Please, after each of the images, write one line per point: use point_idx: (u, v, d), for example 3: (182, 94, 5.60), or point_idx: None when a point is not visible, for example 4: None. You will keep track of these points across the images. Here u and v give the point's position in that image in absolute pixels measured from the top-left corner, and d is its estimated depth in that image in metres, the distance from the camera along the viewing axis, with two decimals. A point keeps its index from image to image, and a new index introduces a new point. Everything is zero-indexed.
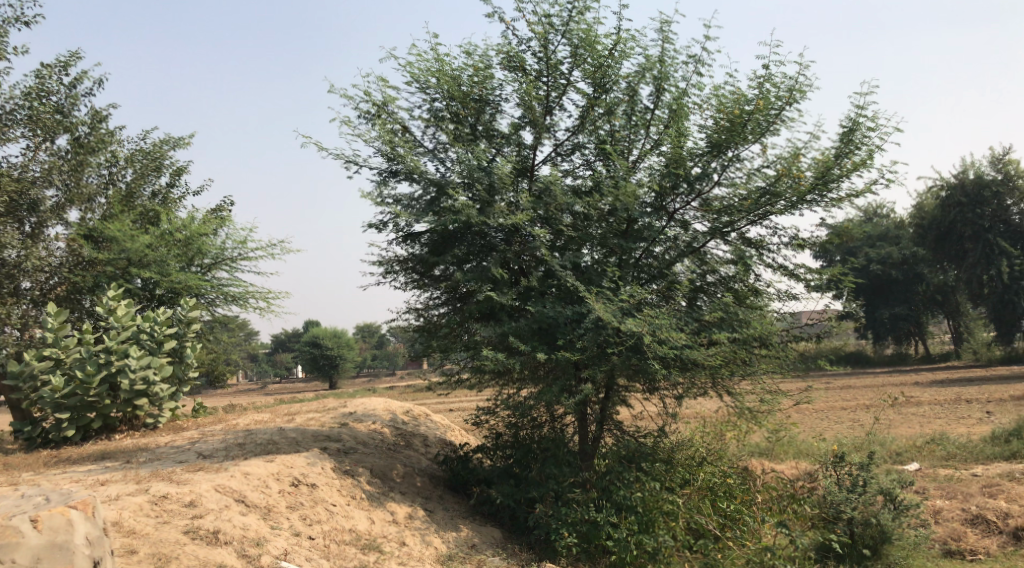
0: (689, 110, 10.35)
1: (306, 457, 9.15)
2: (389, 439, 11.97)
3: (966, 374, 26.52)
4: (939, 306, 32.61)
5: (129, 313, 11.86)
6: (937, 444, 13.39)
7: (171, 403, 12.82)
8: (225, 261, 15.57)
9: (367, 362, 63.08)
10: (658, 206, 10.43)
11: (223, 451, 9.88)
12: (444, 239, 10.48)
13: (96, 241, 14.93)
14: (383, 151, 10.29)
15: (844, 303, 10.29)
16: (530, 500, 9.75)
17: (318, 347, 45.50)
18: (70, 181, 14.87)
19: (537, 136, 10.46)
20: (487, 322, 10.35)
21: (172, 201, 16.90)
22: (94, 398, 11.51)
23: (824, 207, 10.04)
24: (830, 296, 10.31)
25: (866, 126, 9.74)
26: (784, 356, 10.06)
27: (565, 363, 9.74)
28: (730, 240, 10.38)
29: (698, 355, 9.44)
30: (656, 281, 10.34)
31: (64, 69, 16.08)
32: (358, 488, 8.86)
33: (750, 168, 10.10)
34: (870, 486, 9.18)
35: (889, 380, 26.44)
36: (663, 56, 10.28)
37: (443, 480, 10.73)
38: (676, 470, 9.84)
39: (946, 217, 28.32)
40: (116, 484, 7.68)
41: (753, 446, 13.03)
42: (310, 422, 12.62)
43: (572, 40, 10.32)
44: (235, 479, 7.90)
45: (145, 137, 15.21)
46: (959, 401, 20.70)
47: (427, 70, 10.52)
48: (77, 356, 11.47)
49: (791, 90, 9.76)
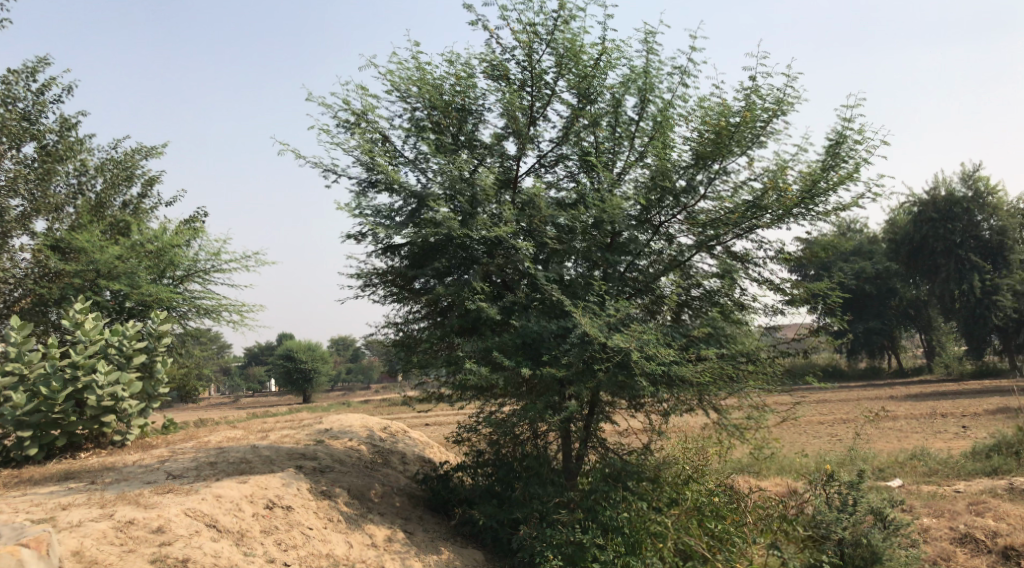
0: (674, 121, 10.22)
1: (281, 477, 8.78)
2: (366, 456, 11.61)
3: (942, 388, 26.68)
4: (912, 320, 32.92)
5: (98, 327, 11.43)
6: (919, 460, 13.29)
7: (140, 420, 12.37)
8: (198, 273, 15.14)
9: (341, 375, 62.34)
10: (642, 219, 10.24)
11: (193, 470, 9.47)
12: (425, 251, 10.21)
13: (64, 252, 14.48)
14: (362, 161, 10.01)
15: (819, 317, 10.21)
16: (513, 521, 9.47)
17: (292, 360, 44.78)
18: (36, 191, 14.37)
19: (520, 147, 10.26)
20: (469, 336, 10.06)
21: (144, 211, 16.48)
22: (59, 415, 11.07)
23: (810, 221, 9.93)
24: (805, 311, 10.23)
25: (853, 139, 9.67)
26: (772, 372, 9.89)
27: (549, 379, 9.51)
28: (716, 253, 10.22)
29: (687, 372, 9.25)
30: (641, 295, 10.18)
31: (32, 75, 15.64)
32: (335, 511, 8.52)
33: (737, 181, 9.98)
34: (860, 505, 9.19)
35: (865, 395, 26.52)
36: (649, 67, 10.15)
37: (423, 500, 10.40)
38: (663, 489, 9.67)
39: (918, 232, 28.56)
40: (79, 509, 7.26)
41: (735, 462, 12.86)
42: (284, 439, 12.23)
43: (556, 50, 10.14)
44: (207, 503, 7.49)
45: (117, 146, 16.17)
46: (935, 415, 20.77)
47: (408, 78, 10.29)
48: (41, 372, 11.00)
49: (777, 102, 9.66)
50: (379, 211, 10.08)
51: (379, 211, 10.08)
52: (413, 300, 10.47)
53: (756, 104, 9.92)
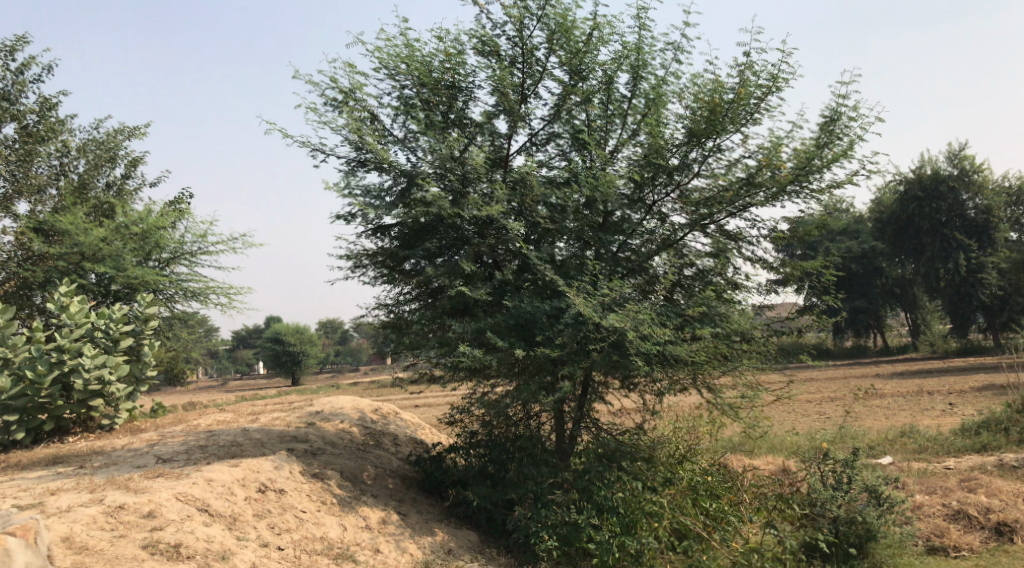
0: (667, 99, 10.09)
1: (273, 460, 8.67)
2: (358, 438, 11.53)
3: (928, 366, 26.91)
4: (898, 299, 33.11)
5: (84, 310, 11.23)
6: (909, 437, 13.35)
7: (128, 404, 12.23)
8: (185, 255, 14.92)
9: (330, 357, 62.19)
10: (635, 198, 10.16)
11: (184, 454, 9.37)
12: (416, 232, 10.06)
13: (47, 235, 14.25)
14: (350, 140, 9.83)
15: (805, 296, 10.18)
16: (508, 502, 9.44)
17: (280, 343, 44.58)
18: (17, 173, 14.11)
19: (511, 125, 10.12)
20: (460, 317, 9.94)
21: (128, 193, 16.21)
22: (46, 399, 10.93)
23: (804, 199, 9.83)
24: (792, 290, 10.16)
25: (848, 116, 9.56)
26: (765, 351, 9.86)
27: (543, 360, 9.39)
28: (709, 232, 10.12)
29: (682, 351, 9.20)
30: (633, 275, 10.06)
31: (10, 53, 15.29)
32: (328, 493, 8.44)
33: (731, 159, 9.88)
34: (855, 483, 9.18)
35: (853, 373, 26.70)
36: (641, 43, 10.00)
37: (416, 482, 10.35)
38: (658, 469, 9.63)
39: (905, 211, 28.65)
40: (67, 493, 7.13)
41: (727, 440, 12.87)
42: (275, 422, 12.12)
43: (548, 26, 9.97)
44: (198, 487, 7.38)
45: (96, 126, 15.84)
46: (921, 392, 20.92)
47: (396, 55, 10.10)
48: (26, 355, 10.84)
49: (771, 79, 9.53)
50: (368, 191, 9.92)
51: (369, 190, 9.92)
52: (403, 282, 10.32)
53: (750, 80, 9.79)
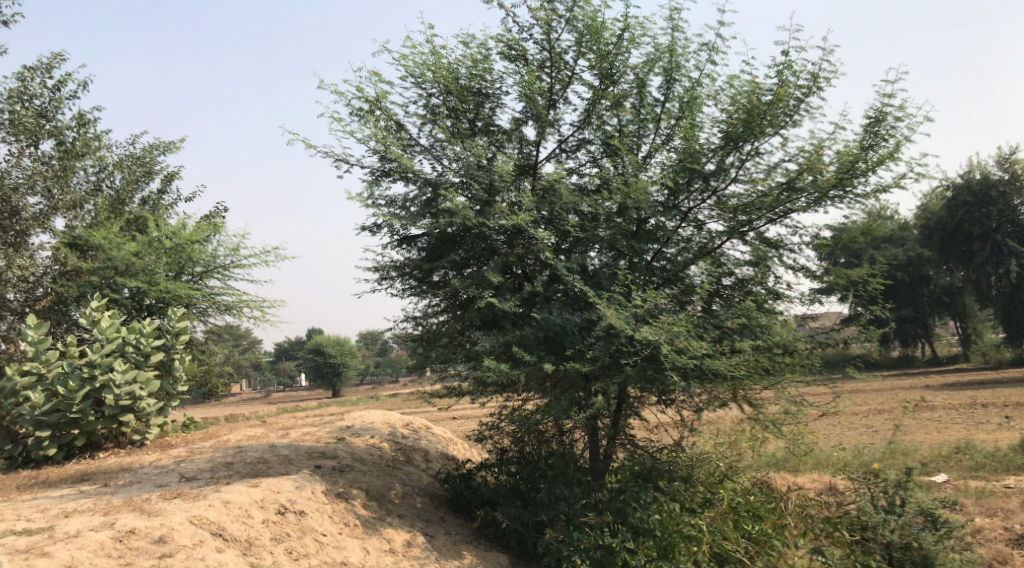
0: (703, 101, 9.66)
1: (295, 480, 8.39)
2: (388, 454, 11.26)
3: (980, 377, 25.79)
4: (947, 307, 31.92)
5: (115, 324, 11.12)
6: (965, 453, 12.59)
7: (159, 419, 12.14)
8: (218, 268, 14.86)
9: (370, 369, 62.44)
10: (670, 205, 9.72)
11: (208, 472, 9.16)
12: (441, 242, 9.78)
13: (83, 250, 14.25)
14: (375, 149, 9.58)
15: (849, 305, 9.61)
16: (539, 524, 9.03)
17: (321, 355, 44.84)
18: (54, 188, 14.17)
19: (539, 131, 9.80)
20: (489, 331, 9.62)
21: (163, 207, 16.26)
22: (78, 414, 10.85)
23: (849, 204, 9.30)
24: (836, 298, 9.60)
25: (894, 116, 9.05)
26: (808, 364, 9.32)
27: (574, 374, 9.02)
28: (749, 240, 9.63)
29: (720, 366, 8.73)
30: (669, 285, 9.60)
31: (48, 71, 15.47)
32: (351, 515, 8.17)
33: (771, 163, 9.40)
34: (909, 506, 8.59)
35: (901, 384, 25.72)
36: (674, 44, 9.61)
37: (445, 501, 10.01)
38: (696, 489, 9.20)
39: (953, 218, 27.57)
40: (81, 516, 6.93)
41: (770, 456, 12.30)
42: (305, 437, 11.91)
43: (576, 28, 9.63)
44: (213, 509, 7.13)
45: (133, 143, 15.58)
46: (975, 405, 19.99)
47: (422, 63, 9.86)
48: (59, 371, 10.86)
49: (811, 79, 9.05)
50: (393, 202, 9.67)
51: (394, 201, 9.68)
52: (431, 294, 10.01)
53: (789, 80, 9.33)
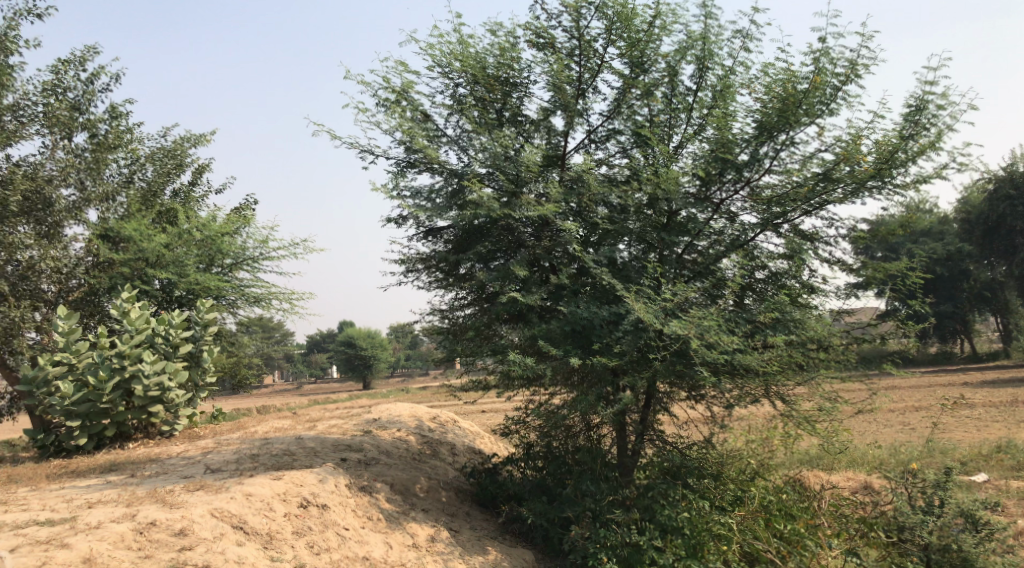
0: (736, 90, 9.39)
1: (318, 472, 8.32)
2: (414, 447, 11.17)
3: (1021, 374, 25.06)
4: (988, 302, 31.02)
5: (144, 316, 11.06)
6: (1006, 453, 12.17)
7: (188, 410, 12.20)
8: (247, 261, 14.89)
9: (401, 362, 62.76)
10: (701, 196, 9.49)
11: (234, 464, 9.15)
12: (468, 234, 9.65)
13: (115, 242, 14.36)
14: (401, 140, 9.47)
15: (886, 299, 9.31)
16: (564, 520, 8.86)
17: (353, 346, 45.13)
18: (87, 180, 14.28)
19: (568, 121, 9.61)
20: (516, 324, 9.47)
21: (194, 199, 16.35)
22: (108, 404, 10.90)
23: (887, 195, 8.98)
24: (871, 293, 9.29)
25: (936, 104, 8.71)
26: (844, 360, 8.96)
27: (602, 369, 8.85)
28: (783, 232, 9.36)
29: (752, 361, 8.50)
30: (700, 278, 9.39)
31: (81, 64, 15.62)
32: (375, 508, 8.10)
33: (807, 153, 9.11)
34: (948, 506, 8.25)
35: (938, 381, 25.09)
36: (707, 32, 9.35)
37: (470, 495, 9.91)
38: (726, 487, 9.03)
39: (995, 211, 26.65)
40: (104, 507, 6.93)
41: (802, 453, 12.01)
42: (331, 430, 11.88)
43: (606, 15, 9.38)
44: (235, 502, 7.09)
45: (166, 134, 14.70)
46: (1016, 402, 19.38)
47: (450, 53, 9.71)
48: (90, 361, 10.87)
49: (849, 66, 8.74)
50: (418, 193, 9.56)
51: (420, 192, 9.57)
52: (458, 286, 9.90)
53: (827, 68, 9.03)
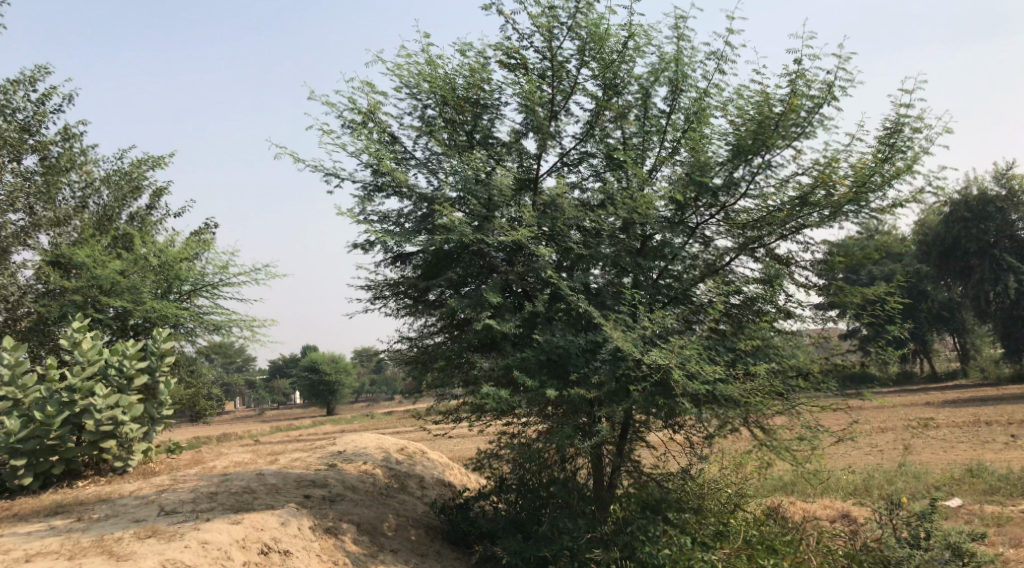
0: (710, 112, 9.23)
1: (280, 514, 7.83)
2: (381, 481, 10.69)
3: (979, 393, 25.34)
4: (946, 322, 31.47)
5: (97, 346, 10.45)
6: (978, 476, 12.08)
7: (142, 444, 11.54)
8: (206, 286, 14.30)
9: (365, 387, 61.91)
10: (676, 221, 9.27)
11: (190, 504, 8.59)
12: (437, 260, 9.28)
13: (67, 268, 13.70)
14: (367, 163, 9.10)
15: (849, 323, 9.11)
16: (541, 560, 8.46)
17: (316, 372, 44.12)
18: (37, 205, 13.63)
19: (540, 144, 9.34)
20: (488, 353, 9.12)
21: (151, 224, 15.75)
22: (56, 441, 10.19)
23: (863, 219, 8.84)
24: (835, 318, 9.10)
25: (911, 127, 8.61)
26: (824, 387, 8.77)
27: (579, 401, 8.51)
28: (759, 257, 9.17)
29: (734, 392, 8.26)
30: (676, 304, 9.10)
31: (32, 84, 15.03)
32: (340, 552, 7.65)
33: (782, 177, 8.95)
34: (935, 539, 7.98)
35: (903, 401, 25.20)
36: (680, 54, 9.19)
37: (441, 532, 9.48)
38: (708, 521, 8.68)
39: (950, 233, 27.19)
40: (43, 561, 6.38)
41: (776, 480, 11.80)
42: (294, 463, 11.33)
43: (579, 36, 9.18)
44: (188, 551, 6.59)
45: (122, 158, 15.84)
46: (978, 422, 19.49)
47: (418, 74, 9.42)
48: (36, 395, 10.15)
49: (824, 89, 8.62)
50: (386, 217, 9.21)
51: (387, 216, 9.21)
52: (427, 313, 9.57)
53: (801, 91, 8.91)
